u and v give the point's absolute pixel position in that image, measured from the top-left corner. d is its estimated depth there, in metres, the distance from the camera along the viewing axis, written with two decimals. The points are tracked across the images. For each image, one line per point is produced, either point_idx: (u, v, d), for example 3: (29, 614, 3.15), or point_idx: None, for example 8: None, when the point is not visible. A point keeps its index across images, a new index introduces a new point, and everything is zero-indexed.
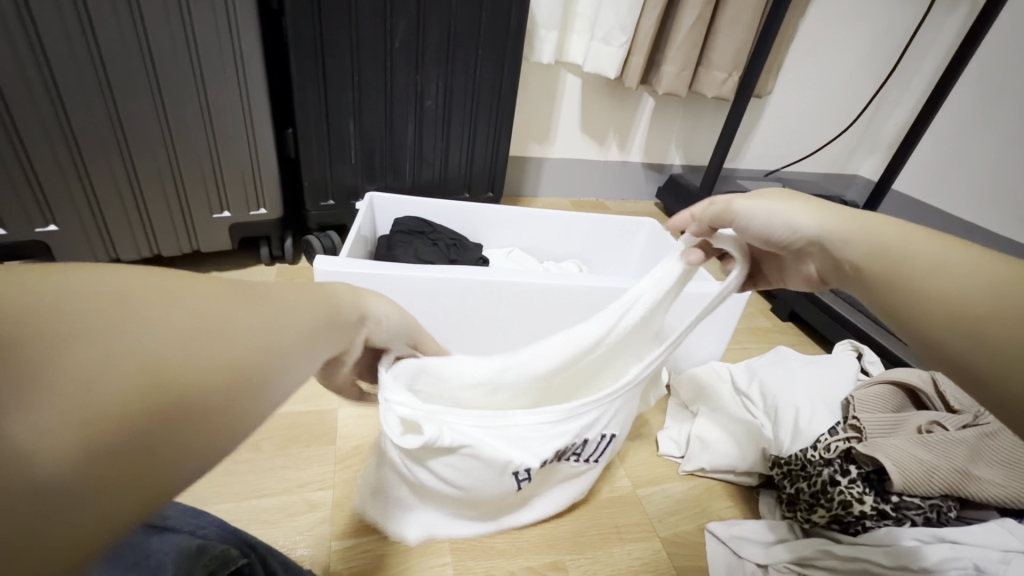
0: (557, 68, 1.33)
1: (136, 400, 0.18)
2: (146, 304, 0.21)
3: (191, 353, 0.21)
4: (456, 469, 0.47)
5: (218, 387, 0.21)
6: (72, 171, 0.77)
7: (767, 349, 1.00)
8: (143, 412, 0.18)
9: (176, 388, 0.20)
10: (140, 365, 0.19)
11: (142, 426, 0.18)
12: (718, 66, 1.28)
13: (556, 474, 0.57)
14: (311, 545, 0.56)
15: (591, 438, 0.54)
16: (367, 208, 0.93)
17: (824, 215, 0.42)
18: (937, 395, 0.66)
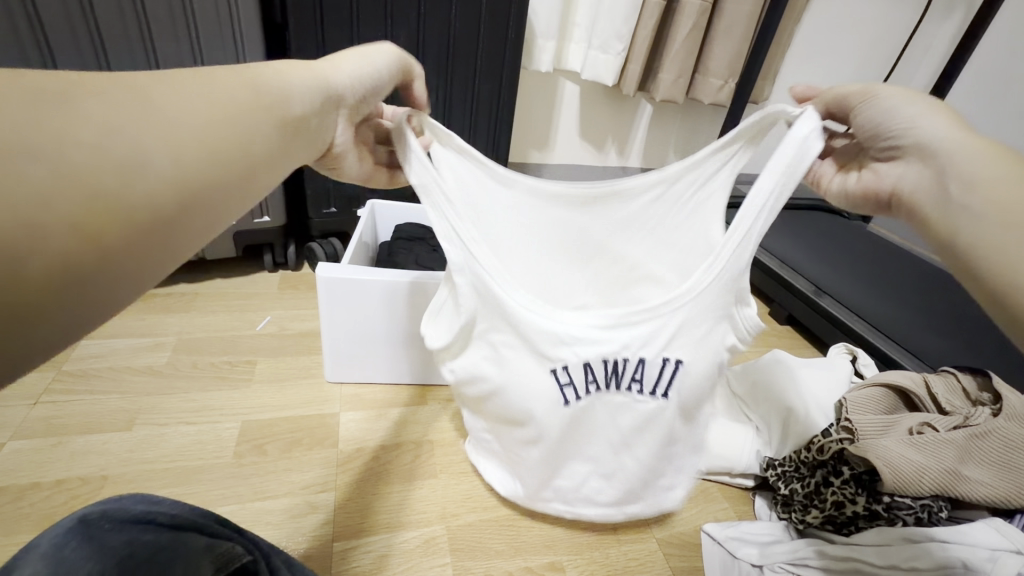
0: (556, 76, 1.35)
1: (106, 219, 0.25)
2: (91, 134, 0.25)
3: (133, 193, 0.26)
4: (504, 361, 0.52)
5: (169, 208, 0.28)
6: None
7: (763, 353, 1.01)
8: (129, 241, 0.26)
9: (131, 227, 0.26)
10: (102, 192, 0.24)
11: (101, 251, 0.24)
12: (714, 74, 1.29)
13: (611, 419, 0.53)
14: (312, 545, 0.57)
15: (649, 358, 0.50)
16: (368, 215, 0.95)
17: (958, 128, 0.41)
18: (928, 397, 0.66)
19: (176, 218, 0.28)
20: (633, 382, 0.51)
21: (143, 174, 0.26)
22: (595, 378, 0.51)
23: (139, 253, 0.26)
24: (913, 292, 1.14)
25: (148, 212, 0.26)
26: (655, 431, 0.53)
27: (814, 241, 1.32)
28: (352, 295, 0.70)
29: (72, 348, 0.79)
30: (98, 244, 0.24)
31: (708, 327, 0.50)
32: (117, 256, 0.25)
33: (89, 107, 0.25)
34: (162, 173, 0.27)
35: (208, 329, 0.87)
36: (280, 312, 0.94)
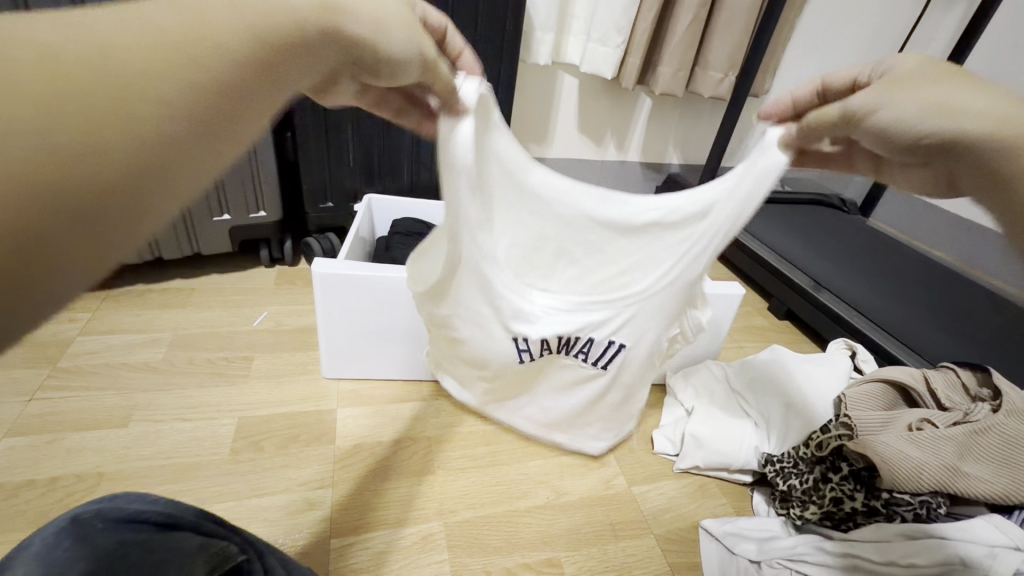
0: (555, 69, 1.34)
1: (54, 150, 0.18)
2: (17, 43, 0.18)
3: (71, 113, 0.18)
4: (466, 325, 0.57)
5: (121, 166, 0.19)
6: None
7: (761, 348, 1.01)
8: (80, 179, 0.18)
9: (91, 163, 0.19)
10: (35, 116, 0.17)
11: (48, 196, 0.18)
12: (714, 67, 1.28)
13: (556, 370, 0.61)
14: (309, 543, 0.57)
15: (598, 340, 0.55)
16: (365, 209, 0.95)
17: (954, 89, 0.34)
18: (926, 392, 0.66)
19: (164, 148, 0.20)
20: (580, 354, 0.58)
21: (81, 115, 0.18)
22: (550, 346, 0.57)
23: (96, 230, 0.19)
24: (912, 287, 1.14)
25: (92, 173, 0.19)
26: (589, 386, 0.61)
27: (813, 236, 1.32)
28: (348, 290, 0.69)
29: (68, 344, 0.78)
30: (62, 181, 0.18)
31: (656, 323, 0.55)
32: (75, 242, 0.19)
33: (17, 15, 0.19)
34: (133, 83, 0.19)
35: (205, 325, 0.86)
36: (277, 308, 0.94)
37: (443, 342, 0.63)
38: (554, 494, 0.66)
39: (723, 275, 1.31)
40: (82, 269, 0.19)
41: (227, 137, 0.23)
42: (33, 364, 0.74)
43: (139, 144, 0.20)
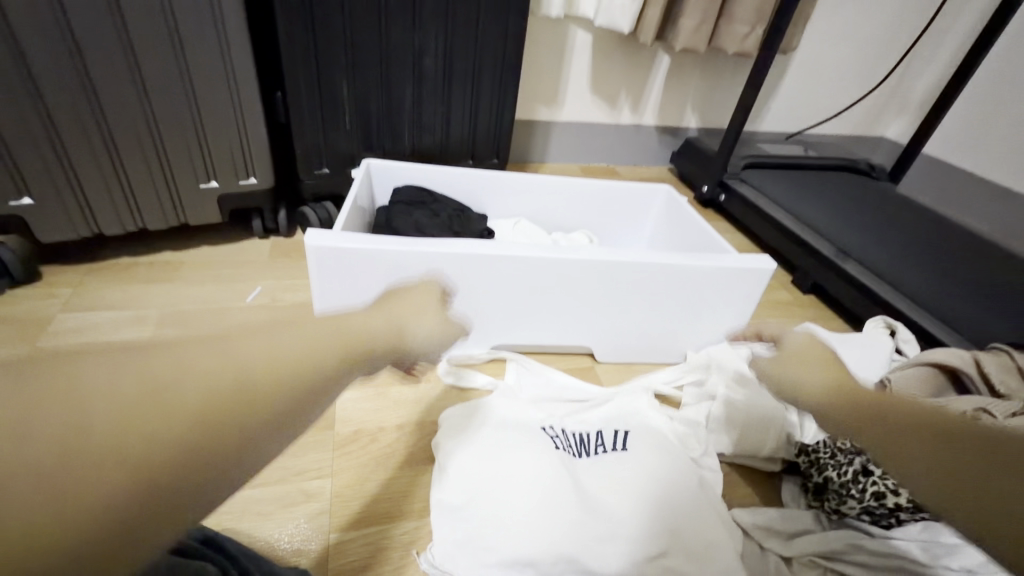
0: (566, 24, 1.24)
1: (172, 437, 0.22)
2: (151, 367, 0.23)
3: (167, 410, 0.22)
4: (481, 453, 0.58)
5: (183, 429, 0.22)
6: (34, 117, 0.70)
7: (787, 324, 0.96)
8: (162, 458, 0.21)
9: (191, 451, 0.22)
10: (149, 412, 0.22)
11: (133, 489, 0.20)
12: (740, 19, 1.18)
13: (610, 499, 0.54)
14: (308, 538, 0.53)
15: (603, 431, 0.64)
16: (364, 175, 0.88)
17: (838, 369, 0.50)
18: (979, 378, 0.60)
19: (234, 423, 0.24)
20: (599, 446, 0.61)
21: (176, 389, 0.23)
22: (567, 445, 0.61)
23: (125, 475, 0.20)
24: (947, 257, 1.07)
25: (159, 423, 0.22)
26: (644, 494, 0.55)
27: (838, 203, 1.24)
28: (346, 264, 0.63)
29: (47, 322, 0.73)
30: (167, 461, 0.21)
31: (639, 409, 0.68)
32: (112, 475, 0.20)
33: (182, 355, 0.25)
34: (200, 378, 0.24)
35: (196, 301, 0.81)
36: (272, 283, 0.88)
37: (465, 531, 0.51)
38: None
39: (743, 247, 1.25)
40: (125, 516, 0.20)
41: (269, 417, 0.26)
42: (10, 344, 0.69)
43: (203, 412, 0.23)
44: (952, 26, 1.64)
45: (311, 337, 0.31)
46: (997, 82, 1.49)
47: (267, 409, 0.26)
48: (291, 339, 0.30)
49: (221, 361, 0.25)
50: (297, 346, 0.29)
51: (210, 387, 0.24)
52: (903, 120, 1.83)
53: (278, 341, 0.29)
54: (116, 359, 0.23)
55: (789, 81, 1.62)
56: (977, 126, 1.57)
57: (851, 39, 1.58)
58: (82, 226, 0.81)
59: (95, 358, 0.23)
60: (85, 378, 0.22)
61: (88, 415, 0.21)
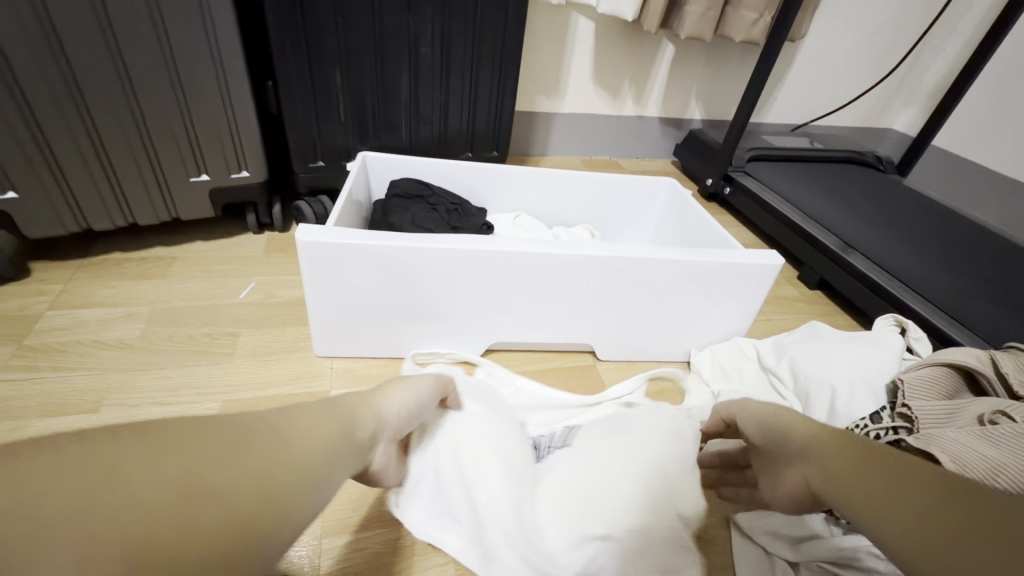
0: (568, 11, 1.20)
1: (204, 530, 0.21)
2: (170, 453, 0.22)
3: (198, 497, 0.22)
4: None
5: (216, 520, 0.22)
6: (12, 110, 0.67)
7: (794, 320, 0.93)
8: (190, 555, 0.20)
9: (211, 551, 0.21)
10: (177, 498, 0.21)
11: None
12: (747, 6, 1.15)
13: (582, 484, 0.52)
14: (300, 543, 0.51)
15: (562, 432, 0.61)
16: (359, 167, 0.86)
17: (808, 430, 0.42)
18: (998, 379, 0.58)
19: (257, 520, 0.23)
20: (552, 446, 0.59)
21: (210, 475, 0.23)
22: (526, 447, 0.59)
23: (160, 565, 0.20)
24: (957, 251, 1.04)
25: (191, 496, 0.21)
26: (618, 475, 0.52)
27: (845, 196, 1.21)
28: (339, 260, 0.61)
29: (36, 320, 0.71)
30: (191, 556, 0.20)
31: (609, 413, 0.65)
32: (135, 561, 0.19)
33: (200, 442, 0.24)
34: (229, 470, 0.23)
35: (187, 297, 0.79)
36: (266, 278, 0.86)
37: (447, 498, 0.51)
38: None
39: (748, 241, 1.22)
40: None
41: (288, 513, 0.25)
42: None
43: (234, 509, 0.22)
44: (964, 14, 1.59)
45: (327, 433, 0.31)
46: (1010, 71, 1.45)
47: (290, 511, 0.25)
48: (315, 434, 0.30)
49: (253, 453, 0.25)
50: (318, 442, 0.30)
51: (243, 482, 0.24)
52: (912, 110, 1.79)
53: (305, 433, 0.29)
54: (165, 432, 0.23)
55: (796, 71, 1.58)
56: (988, 117, 1.53)
57: (860, 27, 1.54)
58: (70, 221, 0.79)
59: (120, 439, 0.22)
60: (115, 463, 0.21)
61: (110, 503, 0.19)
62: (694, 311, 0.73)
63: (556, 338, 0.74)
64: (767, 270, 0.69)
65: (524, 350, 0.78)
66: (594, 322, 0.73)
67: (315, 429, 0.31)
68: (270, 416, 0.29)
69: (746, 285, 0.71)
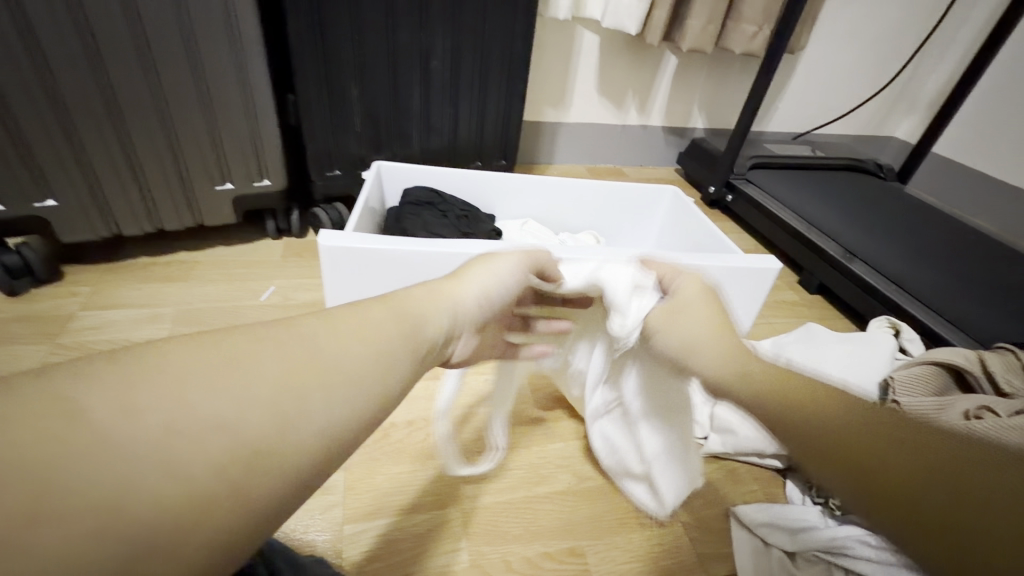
0: (573, 25, 1.25)
1: (206, 458, 0.21)
2: (145, 379, 0.22)
3: (180, 426, 0.21)
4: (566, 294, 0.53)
5: (211, 445, 0.22)
6: (55, 124, 0.72)
7: (793, 323, 0.96)
8: (182, 482, 0.20)
9: (198, 475, 0.21)
10: (158, 431, 0.21)
11: (144, 525, 0.19)
12: (747, 19, 1.19)
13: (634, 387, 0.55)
14: (322, 529, 0.54)
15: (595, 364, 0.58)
16: (374, 176, 0.90)
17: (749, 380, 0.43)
18: (984, 378, 0.61)
19: (258, 445, 0.23)
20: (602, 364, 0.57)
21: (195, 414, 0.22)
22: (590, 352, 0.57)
23: (144, 517, 0.19)
24: (952, 256, 1.07)
25: (175, 424, 0.21)
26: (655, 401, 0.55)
27: (844, 202, 1.24)
28: (358, 264, 0.65)
29: (70, 320, 0.76)
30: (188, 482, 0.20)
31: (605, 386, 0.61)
32: (115, 494, 0.19)
33: (181, 372, 0.23)
34: (210, 399, 0.23)
35: (210, 300, 0.83)
36: (285, 282, 0.90)
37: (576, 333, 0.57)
38: (576, 479, 0.63)
39: (750, 246, 1.25)
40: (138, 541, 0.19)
41: (309, 420, 0.26)
42: (35, 341, 0.71)
43: (238, 437, 0.23)
44: (961, 26, 1.63)
45: (356, 349, 0.31)
46: (1007, 80, 1.48)
47: (298, 429, 0.25)
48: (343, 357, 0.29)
49: (252, 379, 0.25)
50: (345, 365, 0.29)
51: (238, 421, 0.23)
52: (912, 119, 1.82)
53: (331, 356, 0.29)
54: (137, 368, 0.23)
55: (797, 81, 1.62)
56: (987, 125, 1.56)
57: (860, 38, 1.58)
58: (102, 226, 0.83)
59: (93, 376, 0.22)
60: (92, 400, 0.21)
61: (88, 436, 0.19)
62: None
63: None
64: (763, 273, 0.72)
65: None
66: None
67: (349, 350, 0.30)
68: (291, 337, 0.28)
69: (743, 288, 0.73)
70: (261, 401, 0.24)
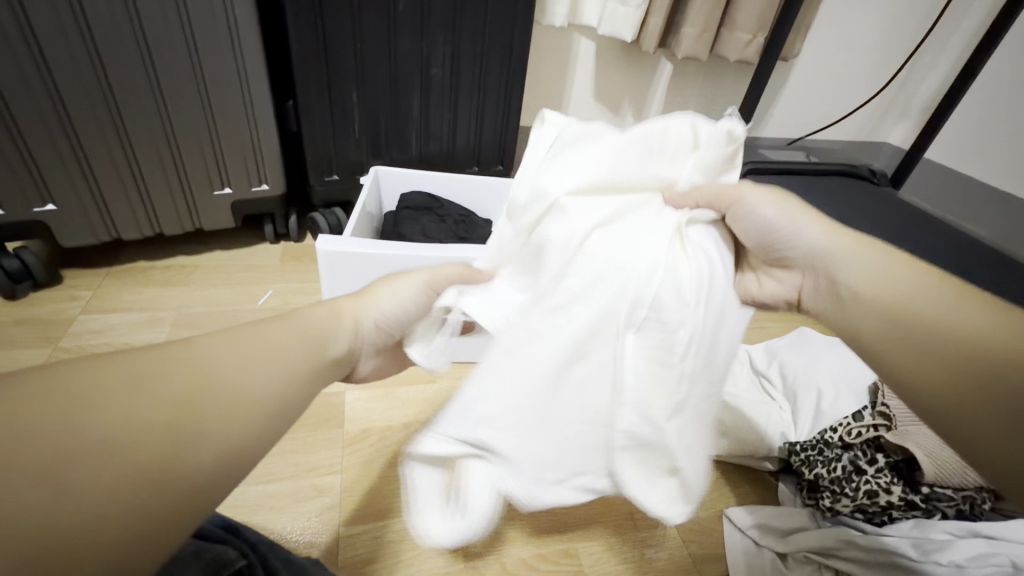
0: (570, 32, 1.26)
1: (145, 446, 0.25)
2: (93, 381, 0.26)
3: (124, 417, 0.26)
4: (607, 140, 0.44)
5: (145, 435, 0.26)
6: (58, 130, 0.73)
7: (787, 328, 0.97)
8: (117, 467, 0.24)
9: (137, 455, 0.25)
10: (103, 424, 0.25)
11: (85, 500, 0.23)
12: (742, 28, 1.21)
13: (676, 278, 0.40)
14: (319, 531, 0.54)
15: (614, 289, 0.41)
16: (372, 181, 0.91)
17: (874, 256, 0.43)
18: None
19: (184, 438, 0.27)
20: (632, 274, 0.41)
21: (87, 425, 0.25)
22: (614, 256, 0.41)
23: (96, 491, 0.24)
24: (944, 261, 1.08)
25: (115, 418, 0.25)
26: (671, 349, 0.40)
27: (838, 208, 1.25)
28: (357, 268, 0.66)
29: (69, 324, 0.76)
30: (120, 460, 0.25)
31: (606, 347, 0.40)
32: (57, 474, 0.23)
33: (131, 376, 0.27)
34: (147, 396, 0.27)
35: (209, 304, 0.84)
36: (283, 286, 0.90)
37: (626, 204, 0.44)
38: None
39: None
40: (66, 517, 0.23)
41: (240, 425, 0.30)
42: (34, 345, 0.72)
43: (165, 431, 0.26)
44: (953, 34, 1.65)
45: (268, 367, 0.33)
46: (999, 87, 1.50)
47: (228, 427, 0.29)
48: (254, 372, 0.32)
49: (188, 383, 0.29)
50: (244, 390, 0.31)
51: (132, 431, 0.25)
52: (905, 125, 1.84)
53: (243, 372, 0.31)
54: (92, 373, 0.27)
55: (791, 87, 1.64)
56: (979, 132, 1.58)
57: (853, 46, 1.60)
58: (101, 230, 0.84)
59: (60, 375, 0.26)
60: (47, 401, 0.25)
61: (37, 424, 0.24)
62: None
63: None
64: None
65: None
66: None
67: (253, 369, 0.32)
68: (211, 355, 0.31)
69: None
70: (193, 398, 0.28)
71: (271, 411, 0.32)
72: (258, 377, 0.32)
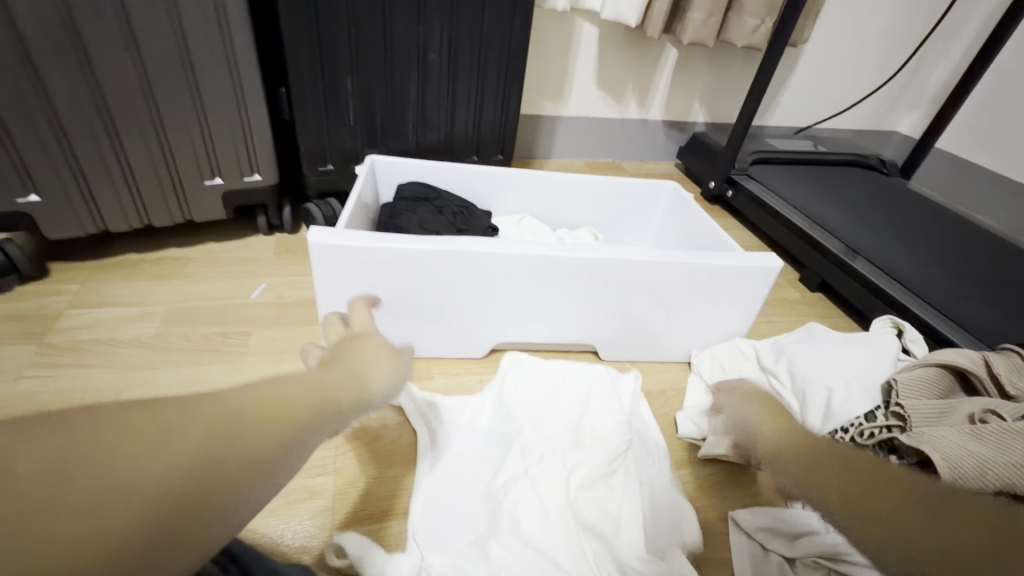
0: (573, 16, 1.22)
1: (184, 482, 0.23)
2: (118, 419, 0.23)
3: (152, 449, 0.22)
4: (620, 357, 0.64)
5: (177, 468, 0.23)
6: (41, 119, 0.70)
7: (794, 322, 0.95)
8: (151, 502, 0.21)
9: (179, 489, 0.22)
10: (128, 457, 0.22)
11: (116, 538, 0.20)
12: (750, 12, 1.17)
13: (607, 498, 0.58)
14: (311, 535, 0.52)
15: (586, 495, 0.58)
16: (368, 171, 0.88)
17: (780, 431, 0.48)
18: (989, 379, 0.60)
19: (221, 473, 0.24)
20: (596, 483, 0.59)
21: (82, 454, 0.21)
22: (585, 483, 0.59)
23: (126, 530, 0.21)
24: (957, 254, 1.05)
25: (148, 450, 0.22)
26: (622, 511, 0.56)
27: (846, 198, 1.22)
28: (351, 262, 0.63)
29: (56, 318, 0.74)
30: (156, 502, 0.22)
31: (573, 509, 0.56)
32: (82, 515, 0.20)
33: (159, 417, 0.24)
34: (184, 433, 0.24)
35: (201, 298, 0.81)
36: (277, 279, 0.88)
37: (598, 446, 0.63)
38: None
39: (751, 243, 1.23)
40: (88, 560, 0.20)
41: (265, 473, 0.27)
42: (18, 340, 0.70)
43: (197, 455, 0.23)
44: (967, 20, 1.61)
45: (303, 400, 0.31)
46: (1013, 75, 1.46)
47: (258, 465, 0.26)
48: (272, 410, 0.29)
49: (222, 417, 0.26)
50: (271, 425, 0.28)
51: (160, 459, 0.22)
52: (915, 114, 1.80)
53: (267, 412, 0.28)
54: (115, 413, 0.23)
55: (799, 75, 1.59)
56: (992, 120, 1.54)
57: (864, 31, 1.55)
58: (88, 222, 0.81)
59: (85, 414, 0.22)
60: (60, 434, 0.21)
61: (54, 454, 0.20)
62: (693, 314, 0.75)
63: (548, 336, 0.76)
64: (765, 272, 0.71)
65: (528, 351, 0.80)
66: (585, 321, 0.74)
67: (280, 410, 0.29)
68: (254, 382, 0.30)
69: (744, 288, 0.72)
70: (224, 431, 0.25)
71: (298, 446, 0.29)
72: (288, 417, 0.29)
